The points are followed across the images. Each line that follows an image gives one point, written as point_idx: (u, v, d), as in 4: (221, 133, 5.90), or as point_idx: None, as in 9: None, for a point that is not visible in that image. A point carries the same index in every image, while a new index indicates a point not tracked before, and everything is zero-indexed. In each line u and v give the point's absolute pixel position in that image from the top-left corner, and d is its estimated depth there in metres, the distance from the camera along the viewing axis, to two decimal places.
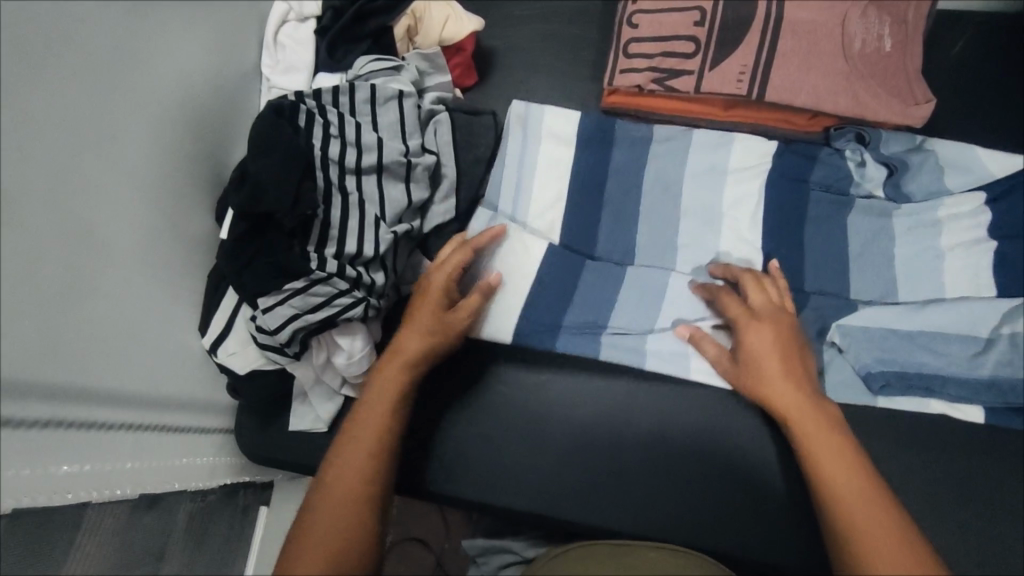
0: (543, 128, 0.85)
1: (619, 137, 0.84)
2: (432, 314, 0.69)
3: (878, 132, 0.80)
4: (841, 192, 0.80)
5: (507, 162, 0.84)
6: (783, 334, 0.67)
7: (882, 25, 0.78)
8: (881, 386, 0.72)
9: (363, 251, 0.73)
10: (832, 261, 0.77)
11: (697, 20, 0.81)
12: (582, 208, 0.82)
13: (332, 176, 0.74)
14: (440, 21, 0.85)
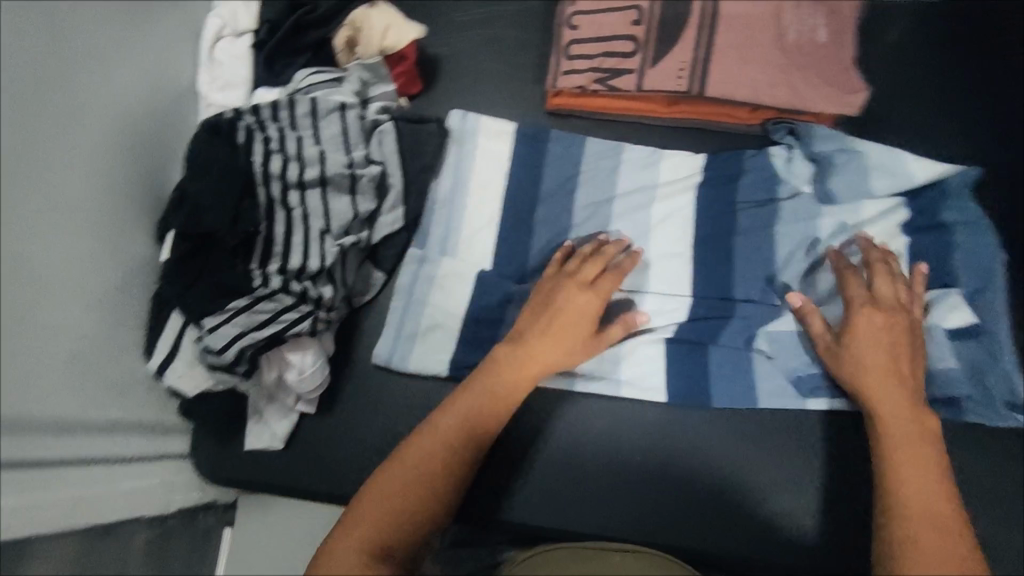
0: (475, 151, 0.85)
1: (555, 134, 0.85)
2: (571, 330, 0.70)
3: (811, 126, 0.79)
4: (768, 197, 0.79)
5: (446, 172, 0.85)
6: (897, 330, 0.67)
7: (816, 17, 0.79)
8: (809, 390, 0.73)
9: (307, 265, 0.73)
10: (762, 270, 0.77)
11: (634, 19, 0.82)
12: (515, 229, 0.82)
13: (274, 191, 0.74)
14: (381, 30, 0.83)
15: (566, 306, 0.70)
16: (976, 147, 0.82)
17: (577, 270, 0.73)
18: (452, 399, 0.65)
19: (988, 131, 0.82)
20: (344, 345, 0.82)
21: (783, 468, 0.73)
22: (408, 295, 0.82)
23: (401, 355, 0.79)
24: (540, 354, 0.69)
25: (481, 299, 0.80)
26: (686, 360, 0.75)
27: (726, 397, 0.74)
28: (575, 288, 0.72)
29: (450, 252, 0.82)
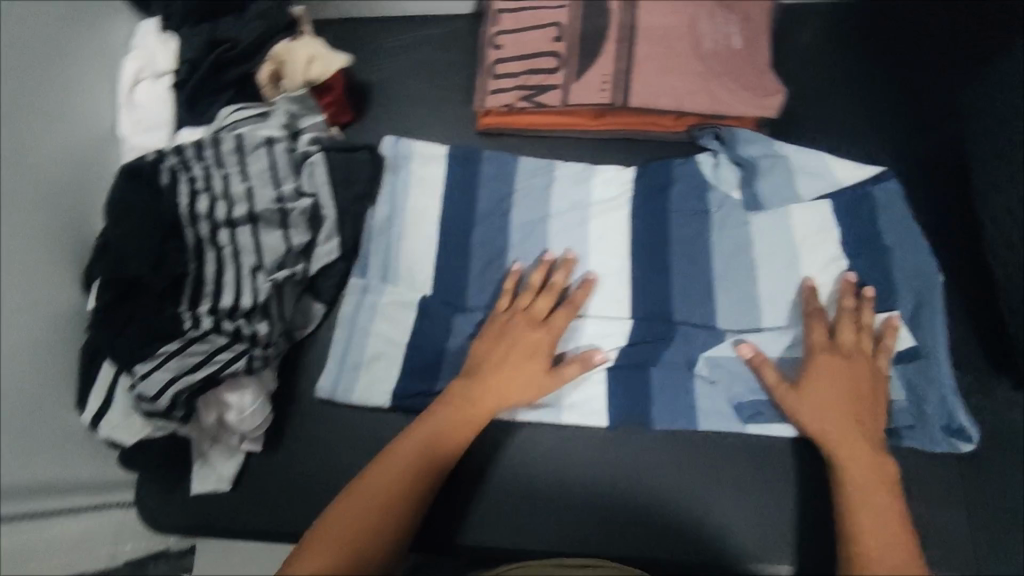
0: (411, 178, 0.85)
1: (488, 156, 0.85)
2: (525, 357, 0.71)
3: (735, 131, 0.81)
4: (700, 206, 0.80)
5: (382, 204, 0.85)
6: (860, 377, 0.68)
7: (730, 25, 0.81)
8: (749, 415, 0.73)
9: (241, 303, 0.73)
10: (697, 283, 0.78)
11: (555, 36, 0.83)
12: (452, 251, 0.82)
13: (202, 231, 0.74)
14: (303, 61, 0.82)
15: (518, 346, 0.71)
16: (897, 140, 0.84)
17: (527, 302, 0.74)
18: (408, 430, 0.67)
19: (907, 123, 0.84)
20: (288, 380, 0.82)
21: (726, 470, 0.73)
22: (351, 324, 0.81)
23: (345, 386, 0.79)
24: (493, 392, 0.69)
25: (423, 325, 0.80)
26: (626, 383, 0.75)
27: (667, 419, 0.74)
28: (527, 329, 0.72)
29: (391, 280, 0.82)
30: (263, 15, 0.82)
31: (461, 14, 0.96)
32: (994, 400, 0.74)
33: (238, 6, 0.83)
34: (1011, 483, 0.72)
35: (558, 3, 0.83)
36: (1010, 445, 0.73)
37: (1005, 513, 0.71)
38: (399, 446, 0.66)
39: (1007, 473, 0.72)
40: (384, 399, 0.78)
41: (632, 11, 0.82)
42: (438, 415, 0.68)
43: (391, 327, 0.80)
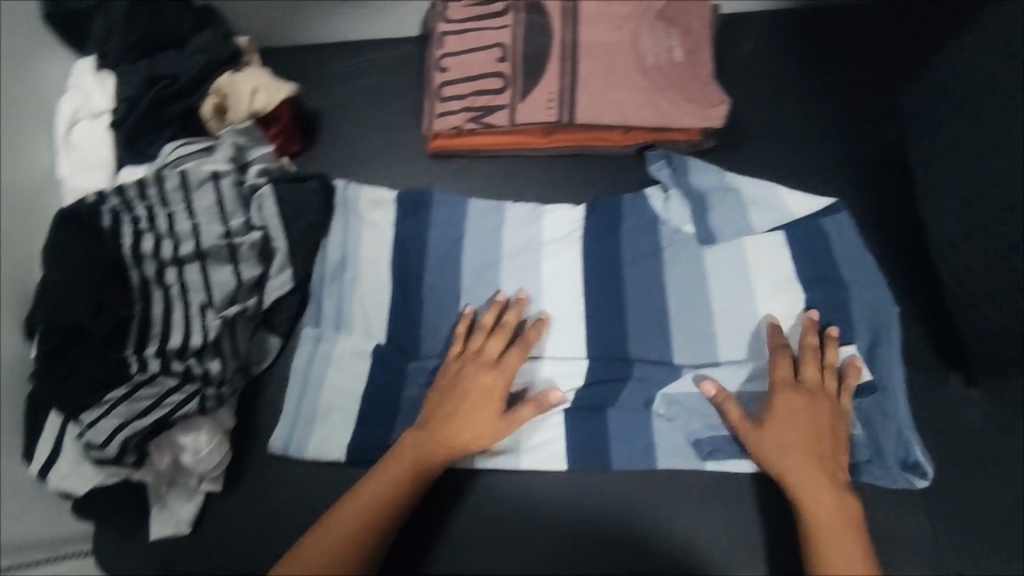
0: (361, 223, 0.85)
1: (437, 198, 0.85)
2: (485, 402, 0.70)
3: (685, 160, 0.83)
4: (653, 246, 0.81)
5: (333, 244, 0.84)
6: (822, 414, 0.67)
7: (671, 38, 0.82)
8: (709, 451, 0.73)
9: (191, 342, 0.72)
10: (654, 321, 0.78)
11: (499, 56, 0.83)
12: (404, 295, 0.82)
13: (147, 271, 0.73)
14: (247, 93, 0.81)
15: (472, 394, 0.71)
16: (842, 144, 0.85)
17: (483, 348, 0.74)
18: (363, 482, 0.67)
19: (849, 127, 0.86)
20: (246, 415, 0.81)
21: (681, 483, 0.74)
22: (304, 376, 0.80)
23: (299, 441, 0.77)
24: (447, 444, 0.69)
25: (381, 360, 0.80)
26: (585, 420, 0.76)
27: (626, 459, 0.74)
28: (482, 377, 0.71)
29: (344, 330, 0.82)
30: (203, 49, 0.81)
31: (408, 38, 0.96)
32: (950, 396, 0.75)
33: (178, 39, 0.82)
34: (972, 478, 0.72)
35: (501, 24, 0.84)
36: (970, 440, 0.73)
37: (968, 508, 0.71)
38: (349, 500, 0.65)
39: (964, 472, 0.72)
40: (339, 453, 0.77)
41: (573, 29, 0.83)
42: (390, 468, 0.67)
43: (347, 368, 0.80)
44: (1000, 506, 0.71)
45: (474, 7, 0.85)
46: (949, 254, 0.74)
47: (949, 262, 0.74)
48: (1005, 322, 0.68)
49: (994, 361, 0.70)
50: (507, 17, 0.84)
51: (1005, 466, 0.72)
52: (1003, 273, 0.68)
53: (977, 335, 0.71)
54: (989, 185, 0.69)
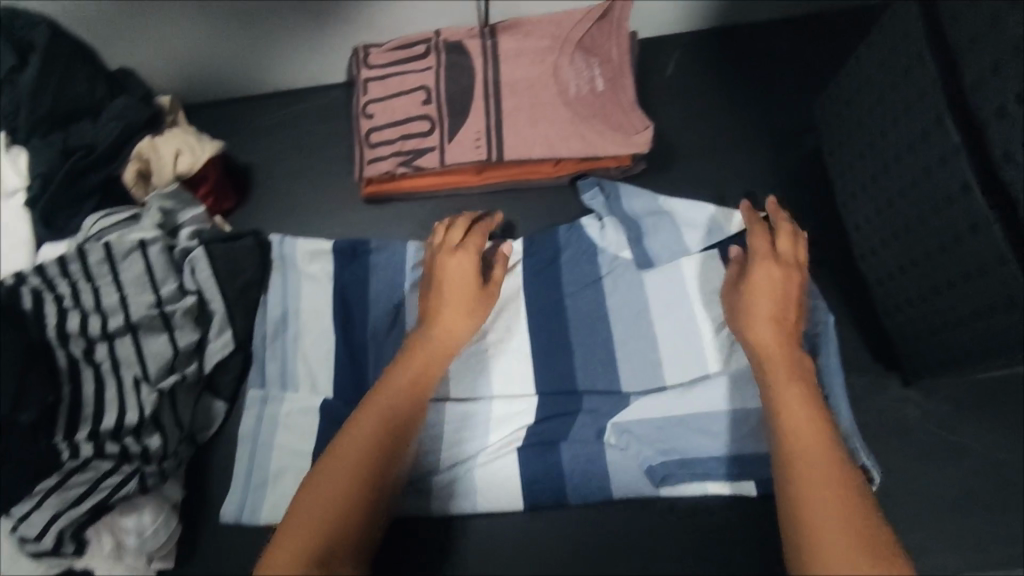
0: (299, 277, 0.83)
1: (375, 244, 0.85)
2: (465, 285, 0.71)
3: (618, 186, 0.85)
4: (592, 277, 0.81)
5: (271, 301, 0.82)
6: (794, 287, 0.67)
7: (592, 68, 0.83)
8: (662, 477, 0.74)
9: (126, 420, 0.70)
10: (600, 351, 0.78)
11: (424, 99, 0.83)
12: (348, 346, 0.81)
13: (75, 350, 0.71)
14: (169, 156, 0.80)
15: (455, 306, 0.71)
16: (767, 157, 0.87)
17: (458, 255, 0.73)
18: (379, 386, 0.66)
19: (775, 139, 0.88)
20: (197, 484, 0.79)
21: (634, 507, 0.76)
22: (252, 442, 0.78)
23: (252, 507, 0.75)
24: (439, 357, 0.69)
25: (326, 419, 0.78)
26: (540, 456, 0.76)
27: (582, 491, 0.75)
28: (466, 286, 0.72)
29: (291, 387, 0.80)
30: (121, 116, 0.79)
31: (336, 84, 0.96)
32: (890, 396, 0.76)
33: (92, 110, 0.80)
34: (918, 476, 0.73)
35: (423, 66, 0.84)
36: (913, 438, 0.75)
37: (917, 506, 0.72)
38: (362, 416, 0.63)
39: (910, 471, 0.74)
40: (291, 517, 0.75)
41: (495, 67, 0.83)
42: (403, 369, 0.67)
43: (297, 427, 0.78)
44: (947, 501, 0.72)
45: (395, 51, 0.85)
46: (871, 258, 0.75)
47: (873, 265, 0.75)
48: (927, 326, 0.68)
49: (922, 360, 0.71)
50: (429, 59, 0.84)
51: (948, 462, 0.74)
52: (917, 280, 0.67)
53: (905, 335, 0.72)
54: (898, 193, 0.67)
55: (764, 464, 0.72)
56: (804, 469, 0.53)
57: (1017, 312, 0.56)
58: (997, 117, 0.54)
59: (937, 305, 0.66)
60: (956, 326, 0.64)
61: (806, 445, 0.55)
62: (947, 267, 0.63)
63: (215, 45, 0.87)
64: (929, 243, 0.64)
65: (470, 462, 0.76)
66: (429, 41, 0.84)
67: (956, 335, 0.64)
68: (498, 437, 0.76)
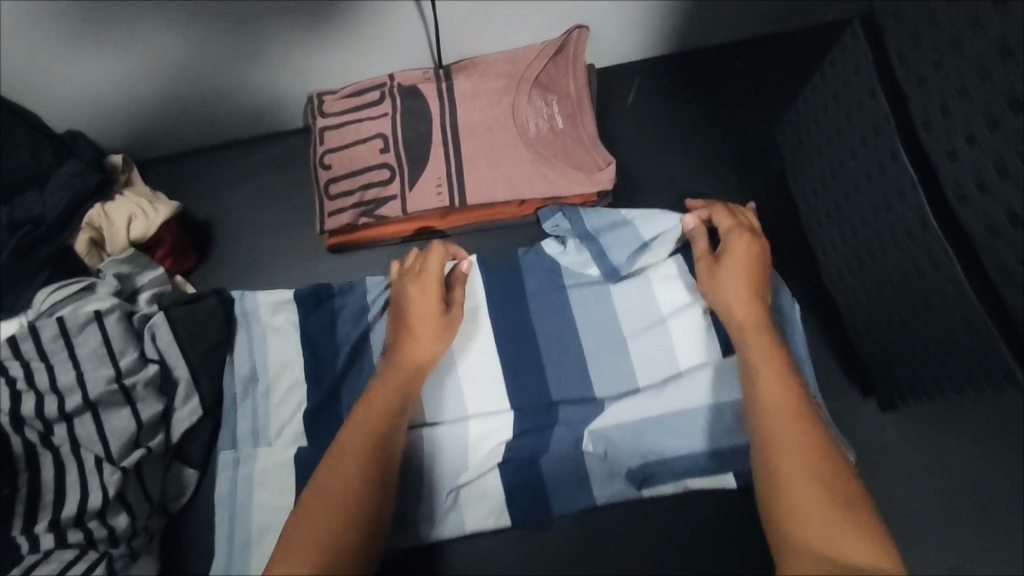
0: (264, 333, 0.80)
1: (338, 287, 0.82)
2: (433, 293, 0.70)
3: (577, 211, 0.80)
4: (558, 287, 0.80)
5: (238, 361, 0.79)
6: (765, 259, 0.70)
7: (550, 105, 0.82)
8: (642, 480, 0.73)
9: (89, 503, 0.67)
10: (571, 360, 0.77)
11: (382, 147, 0.82)
12: (319, 401, 0.77)
13: (32, 435, 0.69)
14: (122, 223, 0.78)
15: (426, 326, 0.68)
16: (731, 182, 0.87)
17: (424, 275, 0.71)
18: (360, 406, 0.64)
19: (738, 163, 0.87)
20: (171, 559, 0.76)
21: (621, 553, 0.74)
22: (230, 503, 0.75)
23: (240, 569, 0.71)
24: (415, 375, 0.67)
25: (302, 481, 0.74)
26: (526, 506, 0.73)
27: (565, 502, 0.73)
28: (429, 303, 0.69)
29: (263, 442, 0.76)
30: (69, 184, 0.77)
31: (293, 130, 0.94)
32: (867, 420, 0.76)
33: (38, 178, 0.77)
34: (902, 499, 0.73)
35: (378, 113, 0.82)
36: (893, 460, 0.74)
37: (903, 529, 0.72)
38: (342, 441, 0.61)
39: (894, 497, 0.73)
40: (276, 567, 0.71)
41: (452, 110, 0.82)
42: (383, 387, 0.65)
43: (273, 482, 0.75)
44: (932, 522, 0.72)
45: (349, 99, 0.84)
46: (839, 283, 0.74)
47: (842, 289, 0.74)
48: (895, 353, 0.67)
49: (891, 386, 0.70)
50: (384, 105, 0.82)
51: (929, 485, 0.73)
52: (883, 307, 0.67)
53: (875, 361, 0.71)
54: (860, 223, 0.67)
55: (741, 456, 0.72)
56: (784, 459, 0.53)
57: (978, 345, 0.56)
58: (948, 157, 0.54)
59: (902, 333, 0.65)
60: (922, 355, 0.63)
61: (786, 432, 0.55)
62: (911, 297, 0.62)
63: (165, 101, 0.85)
64: (892, 272, 0.64)
65: (451, 484, 0.73)
66: (383, 87, 0.83)
67: (922, 366, 0.64)
68: (476, 455, 0.74)
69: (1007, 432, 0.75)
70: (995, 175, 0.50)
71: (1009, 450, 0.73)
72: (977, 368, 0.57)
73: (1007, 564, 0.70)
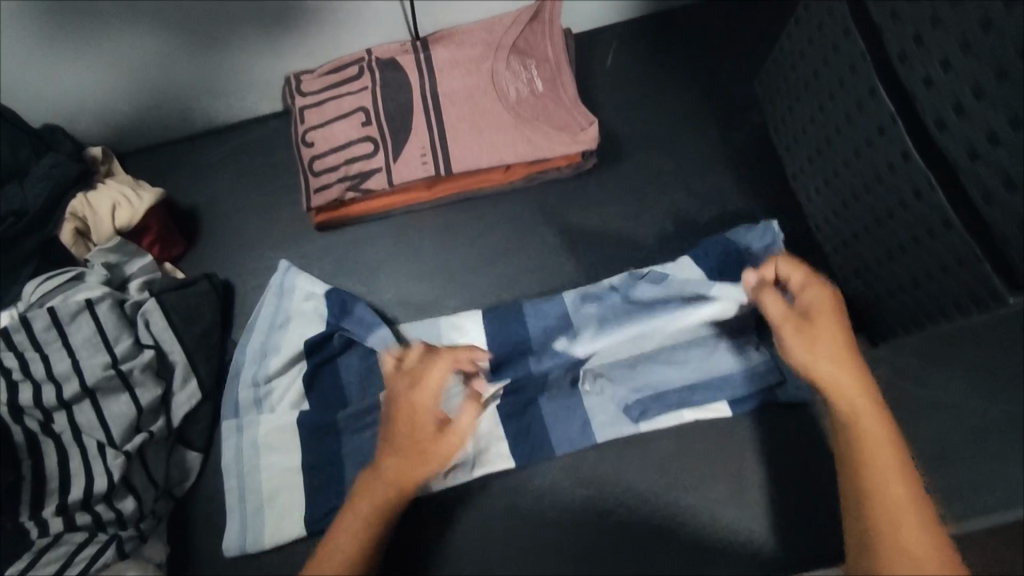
0: (289, 311, 0.81)
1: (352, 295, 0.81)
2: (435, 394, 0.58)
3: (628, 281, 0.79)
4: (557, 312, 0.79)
5: (257, 331, 0.81)
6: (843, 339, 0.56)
7: (529, 70, 0.83)
8: (639, 414, 0.74)
9: (95, 488, 0.67)
10: (556, 310, 0.79)
11: (363, 121, 0.82)
12: (315, 373, 0.79)
13: (32, 424, 0.69)
14: (107, 211, 0.78)
15: (400, 445, 0.57)
16: (713, 136, 0.88)
17: (424, 386, 0.58)
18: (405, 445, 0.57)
19: (719, 118, 0.88)
20: (179, 543, 0.76)
21: (630, 506, 0.73)
22: (239, 475, 0.76)
23: (254, 532, 0.74)
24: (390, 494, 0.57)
25: (312, 442, 0.76)
26: (527, 449, 0.74)
27: (566, 443, 0.75)
28: (421, 415, 0.57)
29: (266, 409, 0.78)
30: (50, 173, 0.76)
31: (273, 113, 0.94)
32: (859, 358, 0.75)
33: (15, 175, 0.75)
34: (909, 431, 0.72)
35: (358, 88, 0.82)
36: (888, 397, 0.73)
37: None
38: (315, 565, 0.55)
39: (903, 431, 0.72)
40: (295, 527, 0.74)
41: (431, 81, 0.82)
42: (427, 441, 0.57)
43: (282, 450, 0.77)
44: (928, 457, 0.71)
45: (328, 76, 0.84)
46: (827, 227, 0.74)
47: (829, 234, 0.74)
48: (886, 289, 0.67)
49: (886, 323, 0.70)
50: (363, 79, 0.83)
51: (935, 416, 0.72)
52: (872, 245, 0.67)
53: (868, 300, 0.71)
54: (841, 163, 0.67)
55: (730, 382, 0.74)
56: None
57: (966, 273, 0.56)
58: (925, 85, 0.55)
59: (892, 269, 0.65)
60: (911, 288, 0.63)
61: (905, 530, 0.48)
62: (896, 232, 0.62)
63: (143, 89, 0.85)
64: (878, 208, 0.64)
65: None
66: (361, 62, 0.83)
67: (915, 299, 0.63)
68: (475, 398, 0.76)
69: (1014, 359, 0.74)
70: (972, 98, 0.51)
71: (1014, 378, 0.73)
72: (965, 294, 0.56)
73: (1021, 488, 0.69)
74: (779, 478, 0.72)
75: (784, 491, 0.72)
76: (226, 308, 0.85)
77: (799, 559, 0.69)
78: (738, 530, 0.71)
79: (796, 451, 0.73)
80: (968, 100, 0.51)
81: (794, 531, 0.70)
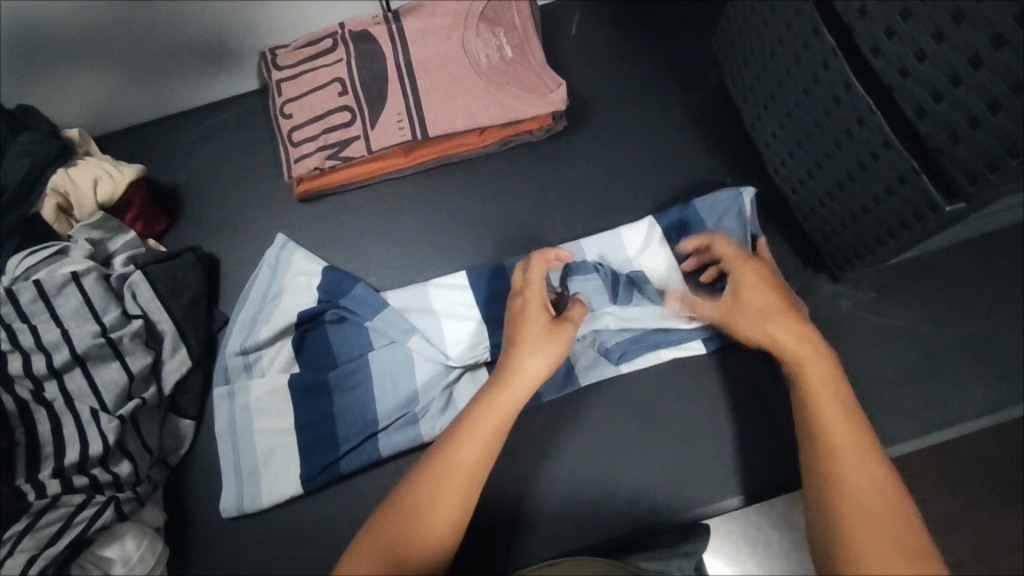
0: (282, 284, 0.83)
1: (342, 272, 0.83)
2: (542, 295, 0.64)
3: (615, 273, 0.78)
4: None
5: (250, 301, 0.82)
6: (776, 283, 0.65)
7: (497, 37, 0.86)
8: (620, 355, 0.77)
9: (91, 451, 0.68)
10: None
11: (340, 91, 0.84)
12: (301, 342, 0.81)
13: (23, 392, 0.69)
14: (89, 185, 0.79)
15: (534, 337, 0.60)
16: (675, 97, 0.92)
17: (529, 290, 0.65)
18: (513, 354, 0.59)
19: (680, 80, 0.93)
20: (176, 508, 0.77)
21: (618, 443, 0.76)
22: (232, 439, 0.77)
23: (251, 492, 0.75)
24: (522, 395, 0.57)
25: (302, 404, 0.78)
26: None
27: (552, 386, 0.77)
28: (535, 319, 0.62)
29: (257, 374, 0.80)
30: (29, 151, 0.76)
31: (249, 91, 0.96)
32: (820, 294, 0.80)
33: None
34: (870, 356, 0.77)
35: (333, 60, 0.85)
36: (849, 326, 0.78)
37: (864, 385, 0.75)
38: (444, 461, 0.52)
39: (864, 357, 0.77)
40: (292, 483, 0.75)
41: (404, 50, 0.85)
42: (539, 351, 0.59)
43: (274, 412, 0.78)
44: (887, 379, 0.76)
45: (302, 50, 0.87)
46: (783, 169, 0.78)
47: (786, 175, 0.78)
48: (839, 220, 0.72)
49: (842, 253, 0.74)
50: (338, 52, 0.85)
51: (895, 341, 0.77)
52: (824, 180, 0.71)
53: (823, 234, 0.76)
54: (793, 105, 0.72)
55: None
56: (857, 532, 0.45)
57: (913, 190, 0.60)
58: (860, 15, 0.60)
59: (842, 200, 0.70)
60: (862, 214, 0.68)
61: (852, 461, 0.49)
62: (846, 162, 0.67)
63: (125, 67, 0.86)
64: (827, 142, 0.68)
65: (442, 380, 0.77)
66: (335, 35, 0.86)
67: (865, 225, 0.68)
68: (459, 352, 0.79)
69: (962, 285, 0.79)
70: (901, 21, 0.56)
71: (963, 303, 0.78)
72: (909, 210, 0.61)
73: (973, 400, 0.74)
74: (754, 408, 0.77)
75: (760, 420, 0.76)
76: (212, 282, 0.87)
77: (776, 481, 0.73)
78: (719, 458, 0.75)
79: (769, 382, 0.78)
80: (897, 24, 0.56)
81: (768, 455, 0.75)
